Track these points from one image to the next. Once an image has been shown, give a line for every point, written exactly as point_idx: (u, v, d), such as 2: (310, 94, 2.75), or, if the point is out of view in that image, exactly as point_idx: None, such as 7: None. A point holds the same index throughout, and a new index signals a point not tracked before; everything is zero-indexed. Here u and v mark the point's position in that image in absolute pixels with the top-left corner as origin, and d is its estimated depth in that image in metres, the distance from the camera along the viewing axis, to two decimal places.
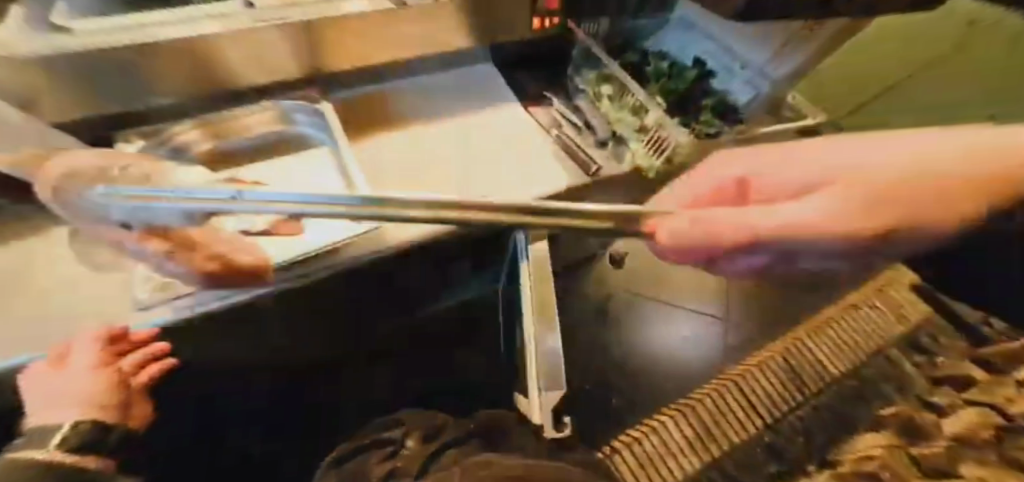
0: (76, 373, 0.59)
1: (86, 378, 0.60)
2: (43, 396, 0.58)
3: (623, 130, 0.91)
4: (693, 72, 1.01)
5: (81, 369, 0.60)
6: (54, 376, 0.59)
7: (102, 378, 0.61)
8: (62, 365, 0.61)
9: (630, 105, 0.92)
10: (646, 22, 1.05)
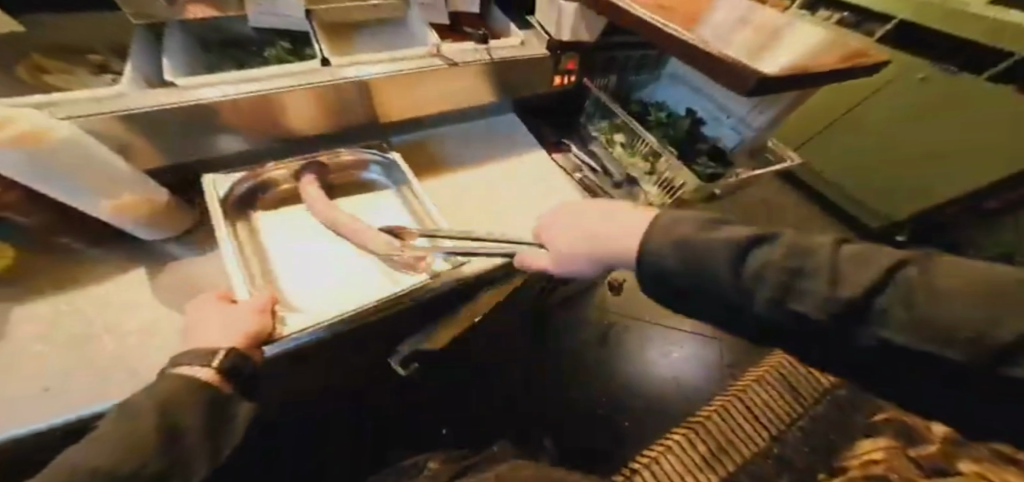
0: (231, 312, 0.51)
1: (245, 324, 0.50)
2: (218, 327, 0.50)
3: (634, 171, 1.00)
4: (687, 121, 1.09)
5: (241, 309, 0.52)
6: (228, 308, 0.53)
7: (263, 324, 0.52)
8: (224, 306, 0.53)
9: (642, 151, 1.00)
10: (642, 79, 1.17)
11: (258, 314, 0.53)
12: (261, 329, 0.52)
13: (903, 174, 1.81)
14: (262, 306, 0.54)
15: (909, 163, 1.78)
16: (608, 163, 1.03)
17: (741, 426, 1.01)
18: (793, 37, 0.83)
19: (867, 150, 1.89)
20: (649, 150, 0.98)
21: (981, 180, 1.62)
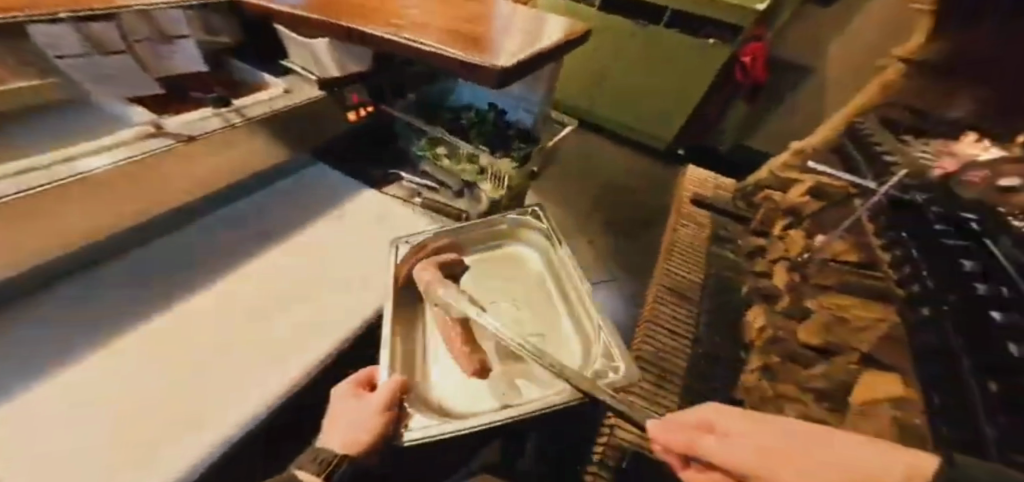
0: (360, 408, 0.52)
1: (371, 421, 0.51)
2: (351, 415, 0.51)
3: (467, 179, 1.00)
4: (491, 115, 1.13)
5: (367, 410, 0.51)
6: (361, 401, 0.53)
7: (388, 424, 0.52)
8: (365, 397, 0.53)
9: (464, 156, 1.02)
10: (437, 88, 1.20)
11: (385, 412, 0.52)
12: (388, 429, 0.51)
13: (644, 111, 2.32)
14: (392, 400, 0.52)
15: (641, 102, 2.30)
16: (441, 176, 1.03)
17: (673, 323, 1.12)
18: (543, 29, 0.99)
19: (598, 104, 2.42)
20: (468, 153, 1.01)
21: (675, 109, 2.24)
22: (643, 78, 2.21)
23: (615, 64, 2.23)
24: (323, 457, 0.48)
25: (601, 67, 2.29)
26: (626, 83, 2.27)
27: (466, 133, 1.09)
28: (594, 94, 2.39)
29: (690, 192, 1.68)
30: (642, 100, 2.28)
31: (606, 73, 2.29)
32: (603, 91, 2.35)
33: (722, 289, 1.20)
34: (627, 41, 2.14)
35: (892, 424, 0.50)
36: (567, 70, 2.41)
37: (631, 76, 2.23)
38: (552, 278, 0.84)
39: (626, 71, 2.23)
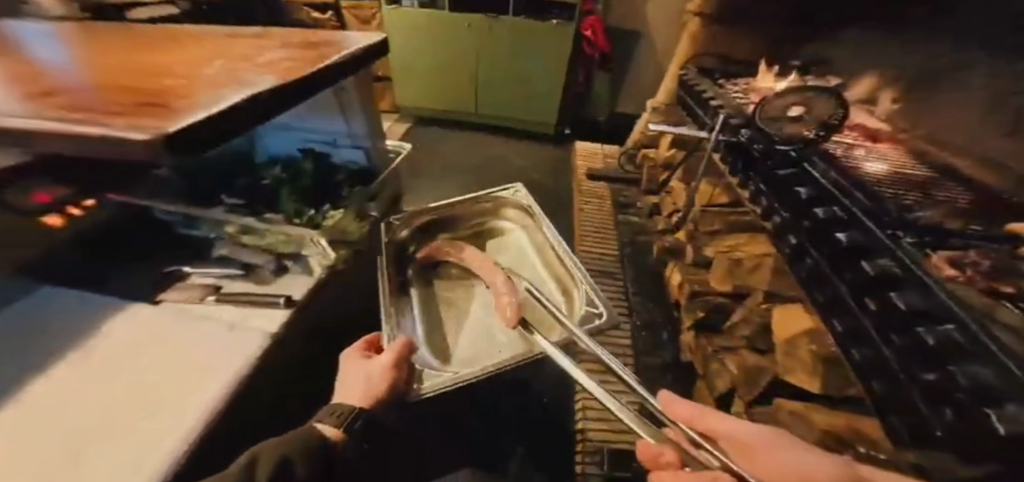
0: (371, 370, 0.61)
1: (382, 374, 0.61)
2: (364, 374, 0.61)
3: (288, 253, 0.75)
4: (308, 162, 0.98)
5: (376, 371, 0.61)
6: (370, 363, 0.62)
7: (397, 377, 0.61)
8: (374, 360, 0.62)
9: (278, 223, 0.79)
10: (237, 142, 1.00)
11: (396, 370, 0.61)
12: (399, 382, 0.61)
13: (507, 106, 2.30)
14: (399, 360, 0.62)
15: (502, 98, 2.29)
16: (249, 255, 0.74)
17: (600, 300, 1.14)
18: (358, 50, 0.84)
19: (456, 104, 2.37)
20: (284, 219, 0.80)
21: (530, 93, 2.25)
22: (499, 72, 2.23)
23: (466, 64, 2.24)
24: (344, 410, 0.57)
25: (455, 68, 2.27)
26: (477, 78, 2.27)
27: (276, 192, 0.89)
28: (451, 96, 2.33)
29: (584, 167, 1.73)
30: (497, 91, 2.28)
31: (461, 73, 2.27)
32: (457, 92, 2.32)
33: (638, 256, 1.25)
34: (474, 39, 2.16)
35: (816, 360, 0.56)
36: (417, 78, 2.33)
37: (478, 69, 2.24)
38: (535, 247, 0.97)
39: (473, 65, 2.24)
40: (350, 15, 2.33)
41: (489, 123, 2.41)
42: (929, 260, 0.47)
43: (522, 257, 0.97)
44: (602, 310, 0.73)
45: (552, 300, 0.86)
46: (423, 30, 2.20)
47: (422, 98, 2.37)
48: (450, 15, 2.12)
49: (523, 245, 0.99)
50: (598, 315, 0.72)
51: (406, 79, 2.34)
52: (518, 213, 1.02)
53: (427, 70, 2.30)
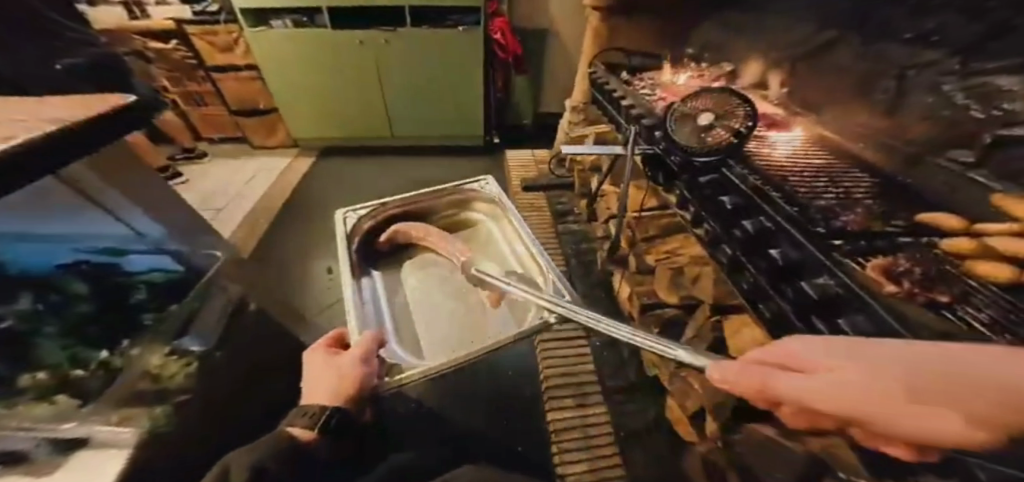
0: (341, 369, 0.72)
1: (349, 367, 0.72)
2: (339, 371, 0.72)
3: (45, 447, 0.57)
4: (78, 284, 0.75)
5: (349, 367, 0.72)
6: (342, 362, 0.73)
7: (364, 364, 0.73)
8: (346, 356, 0.74)
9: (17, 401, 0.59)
10: None
11: (369, 360, 0.74)
12: (370, 374, 0.73)
13: (419, 124, 2.17)
14: (371, 352, 0.75)
15: (414, 117, 2.14)
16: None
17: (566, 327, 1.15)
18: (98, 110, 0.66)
19: (358, 124, 2.18)
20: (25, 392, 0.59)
21: (438, 105, 2.09)
22: (404, 91, 2.05)
23: (365, 86, 2.03)
24: (313, 410, 0.65)
25: (353, 92, 2.06)
26: (374, 95, 2.07)
27: (29, 344, 0.63)
28: (356, 121, 2.16)
29: (518, 178, 1.67)
30: (400, 107, 2.10)
31: (361, 97, 2.07)
32: (356, 112, 2.12)
33: (585, 267, 1.23)
34: (370, 57, 1.93)
35: None
36: (311, 107, 2.12)
37: (372, 86, 2.03)
38: (500, 237, 1.14)
39: (365, 83, 2.03)
40: (203, 42, 2.00)
41: (404, 143, 2.29)
42: (865, 272, 0.48)
43: (492, 238, 1.14)
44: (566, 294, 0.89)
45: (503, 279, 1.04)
46: (297, 51, 1.92)
47: (325, 129, 2.21)
48: (336, 33, 1.86)
49: (493, 234, 1.15)
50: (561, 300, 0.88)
51: (299, 109, 2.13)
52: (490, 205, 1.20)
53: (322, 96, 2.08)
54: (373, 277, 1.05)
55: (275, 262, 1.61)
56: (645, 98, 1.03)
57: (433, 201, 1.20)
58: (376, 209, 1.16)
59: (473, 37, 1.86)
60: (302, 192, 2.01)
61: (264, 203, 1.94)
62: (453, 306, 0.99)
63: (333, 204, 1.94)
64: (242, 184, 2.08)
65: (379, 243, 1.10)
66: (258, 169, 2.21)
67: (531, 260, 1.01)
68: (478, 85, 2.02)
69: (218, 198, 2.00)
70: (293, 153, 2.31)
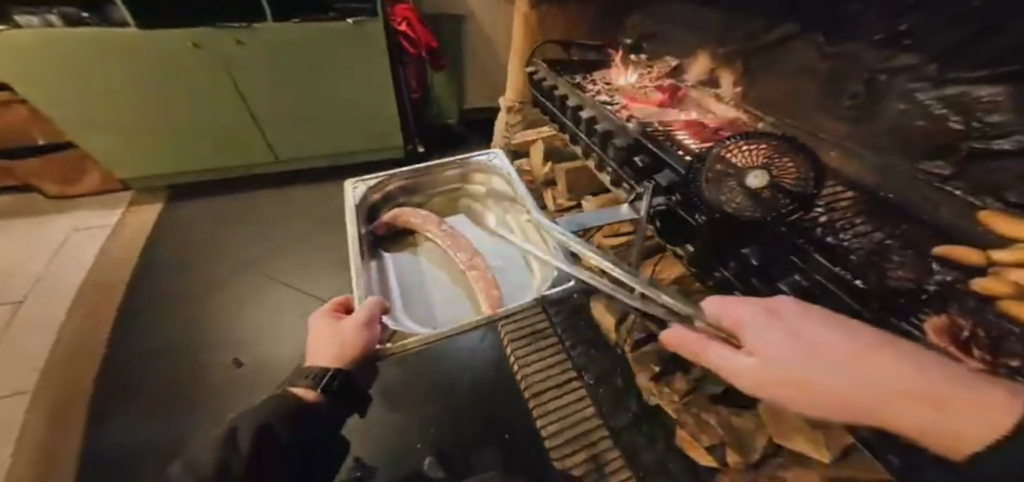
0: (340, 333, 0.68)
1: (349, 336, 0.67)
2: (337, 337, 0.67)
3: None
4: None
5: (347, 334, 0.67)
6: (342, 327, 0.69)
7: (364, 332, 0.68)
8: (347, 322, 0.69)
9: None
10: None
11: (369, 326, 0.69)
12: (371, 339, 0.68)
13: (308, 142, 1.71)
14: (373, 317, 0.70)
15: (302, 133, 1.67)
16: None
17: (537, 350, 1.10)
18: None
19: (204, 145, 1.66)
20: None
21: (306, 113, 1.60)
22: (279, 103, 1.56)
23: (209, 96, 1.51)
24: (316, 371, 0.64)
25: (204, 110, 1.54)
26: (209, 105, 1.53)
27: None
28: (218, 145, 1.66)
29: None
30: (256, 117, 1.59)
31: (217, 114, 1.56)
32: (192, 131, 1.60)
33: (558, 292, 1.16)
34: (218, 63, 1.42)
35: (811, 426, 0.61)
36: (145, 134, 1.58)
37: (201, 94, 1.49)
38: (514, 222, 1.06)
39: (191, 91, 1.49)
40: None
41: (295, 165, 1.83)
42: (927, 338, 0.43)
43: (491, 226, 1.08)
44: (567, 275, 0.83)
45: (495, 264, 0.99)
46: (71, 54, 1.35)
47: (175, 159, 1.70)
48: (155, 33, 1.34)
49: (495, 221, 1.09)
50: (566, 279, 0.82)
51: (129, 137, 1.59)
52: (499, 179, 1.12)
53: (159, 119, 1.55)
54: (381, 255, 1.02)
55: (144, 355, 1.27)
56: (608, 108, 0.88)
57: (436, 176, 1.17)
58: (380, 182, 1.10)
59: (366, 34, 1.41)
60: (150, 255, 1.61)
61: (95, 278, 1.52)
62: (450, 287, 0.95)
63: (209, 263, 1.57)
64: (56, 256, 1.63)
65: (378, 226, 1.04)
66: (78, 231, 1.74)
67: (527, 220, 1.01)
68: (384, 90, 1.57)
69: (26, 281, 1.52)
70: (126, 200, 1.86)
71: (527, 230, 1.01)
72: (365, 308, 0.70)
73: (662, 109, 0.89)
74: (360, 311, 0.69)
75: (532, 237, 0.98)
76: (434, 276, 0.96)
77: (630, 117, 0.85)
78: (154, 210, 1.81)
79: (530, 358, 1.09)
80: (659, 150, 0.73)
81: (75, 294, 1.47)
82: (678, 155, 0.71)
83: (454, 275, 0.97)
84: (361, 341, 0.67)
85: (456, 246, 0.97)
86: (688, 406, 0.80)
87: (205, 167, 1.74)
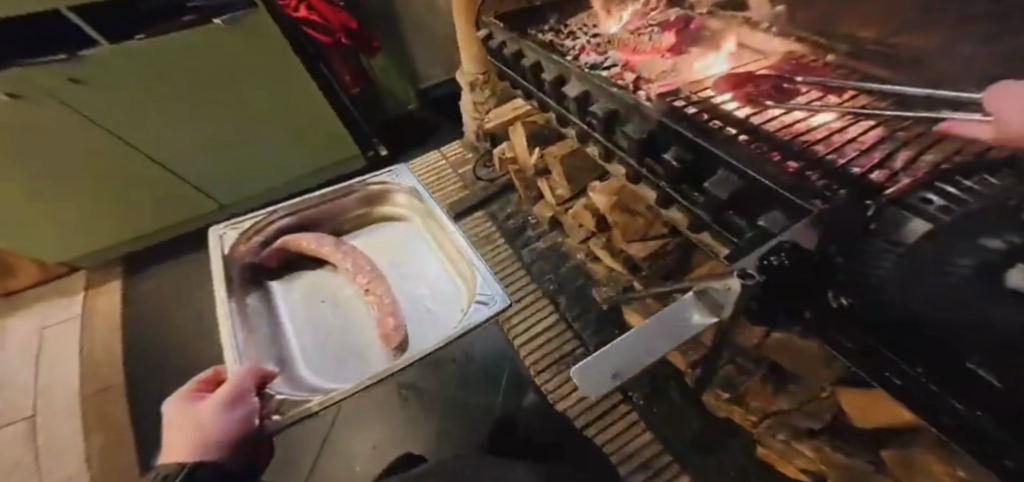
0: (199, 415, 0.49)
1: (219, 414, 0.49)
2: (191, 423, 0.49)
3: None
4: None
5: (208, 414, 0.49)
6: (200, 408, 0.50)
7: (244, 403, 0.52)
8: (209, 398, 0.51)
9: None
10: None
11: (242, 397, 0.52)
12: (248, 415, 0.51)
13: (241, 177, 1.40)
14: (248, 388, 0.54)
15: (227, 169, 1.36)
16: None
17: (564, 362, 0.95)
18: None
19: (106, 208, 1.31)
20: None
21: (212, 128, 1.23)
22: (180, 143, 1.24)
23: (70, 145, 1.12)
24: (165, 469, 0.44)
25: (90, 177, 1.21)
26: (78, 156, 1.15)
27: None
28: (141, 211, 1.36)
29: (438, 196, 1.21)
30: (146, 147, 1.20)
31: (98, 168, 1.19)
32: (78, 195, 1.24)
33: (578, 297, 0.97)
34: (68, 114, 1.06)
35: None
36: (41, 224, 1.28)
37: (56, 145, 1.11)
38: (424, 235, 0.93)
39: (45, 145, 1.10)
40: None
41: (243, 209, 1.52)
42: None
43: (397, 240, 0.94)
44: (493, 296, 0.72)
45: (401, 280, 0.88)
46: None
47: (87, 235, 1.37)
48: None
49: (404, 237, 0.94)
50: (488, 300, 0.72)
51: (27, 233, 1.29)
52: (401, 197, 0.95)
53: (47, 205, 1.24)
54: (262, 288, 0.85)
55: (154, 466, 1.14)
56: (600, 74, 0.60)
57: (329, 197, 0.93)
58: (257, 224, 0.86)
59: (247, 29, 1.08)
60: (137, 339, 1.42)
61: (92, 378, 1.35)
62: (349, 316, 0.84)
63: (205, 336, 1.40)
64: (40, 359, 1.45)
65: (266, 256, 0.85)
66: (53, 327, 1.54)
67: (447, 234, 0.87)
68: (305, 91, 1.25)
69: (20, 400, 1.36)
70: (84, 282, 1.63)
71: (445, 246, 0.88)
72: (247, 374, 0.55)
73: (675, 59, 0.61)
74: (243, 375, 0.55)
75: (453, 252, 0.85)
76: (338, 318, 0.84)
77: (637, 84, 0.57)
78: (120, 286, 1.60)
79: (563, 390, 0.92)
80: (705, 143, 0.45)
81: (82, 401, 1.32)
82: (743, 145, 0.43)
83: (355, 302, 0.86)
84: (238, 420, 0.50)
85: (355, 270, 0.84)
86: (772, 432, 0.63)
87: (123, 230, 1.40)
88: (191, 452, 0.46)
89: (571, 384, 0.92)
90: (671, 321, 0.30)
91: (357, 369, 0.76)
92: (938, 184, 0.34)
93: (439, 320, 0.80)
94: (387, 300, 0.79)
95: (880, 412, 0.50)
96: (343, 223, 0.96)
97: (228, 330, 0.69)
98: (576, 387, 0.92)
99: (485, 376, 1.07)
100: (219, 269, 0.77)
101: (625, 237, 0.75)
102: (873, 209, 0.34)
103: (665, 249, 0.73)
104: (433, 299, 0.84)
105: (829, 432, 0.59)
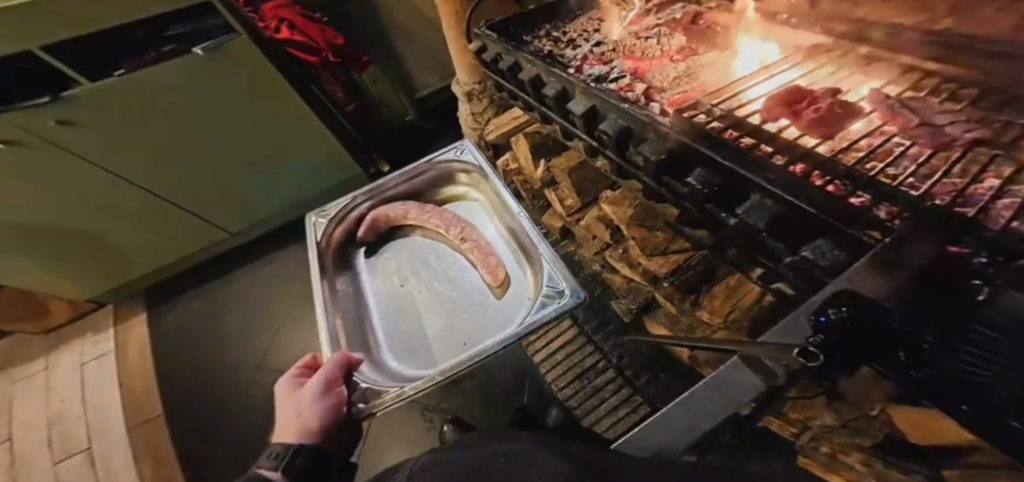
0: (301, 401, 0.53)
1: (318, 403, 0.53)
2: (296, 409, 0.53)
3: None
4: None
5: (307, 401, 0.53)
6: (301, 394, 0.54)
7: (337, 392, 0.55)
8: (307, 385, 0.55)
9: None
10: None
11: (333, 386, 0.56)
12: (341, 403, 0.54)
13: (245, 199, 1.37)
14: (338, 376, 0.57)
15: (234, 195, 1.34)
16: None
17: (584, 373, 0.93)
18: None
19: (111, 244, 1.29)
20: None
21: (203, 155, 1.19)
22: (179, 174, 1.20)
23: (62, 184, 1.08)
24: (278, 447, 0.47)
25: (96, 216, 1.19)
26: (67, 195, 1.11)
27: None
28: (153, 243, 1.35)
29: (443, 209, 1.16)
30: (137, 178, 1.15)
31: (95, 204, 1.16)
32: (79, 233, 1.21)
33: (594, 310, 0.95)
34: (56, 154, 1.02)
35: None
36: (53, 268, 1.27)
37: (47, 185, 1.07)
38: (491, 208, 0.87)
39: (36, 188, 1.06)
40: None
41: (253, 234, 1.53)
42: None
43: (471, 213, 0.88)
44: (561, 289, 0.67)
45: (493, 236, 0.84)
46: None
47: (95, 273, 1.36)
48: None
49: (477, 209, 0.88)
50: (559, 293, 0.66)
51: (44, 275, 1.28)
52: (467, 174, 0.90)
53: (52, 248, 1.21)
54: (351, 272, 0.84)
55: None
56: (606, 88, 0.56)
57: (410, 171, 0.90)
58: (342, 212, 0.86)
59: (231, 55, 1.02)
60: (169, 370, 1.34)
61: (134, 411, 1.27)
62: (446, 276, 0.81)
63: (239, 355, 1.33)
64: (81, 391, 1.35)
65: (361, 235, 0.84)
66: (90, 363, 1.41)
67: (514, 218, 0.80)
68: (297, 110, 1.20)
69: (67, 437, 1.27)
70: (110, 317, 1.50)
71: (511, 233, 0.81)
72: (340, 359, 0.59)
73: (686, 63, 0.60)
74: (334, 360, 0.58)
75: (521, 238, 0.79)
76: (430, 275, 0.82)
77: (647, 95, 0.54)
78: (147, 319, 1.47)
79: (588, 406, 0.90)
80: (736, 168, 0.41)
81: (127, 435, 1.23)
82: (779, 166, 0.39)
83: (451, 258, 0.83)
84: (334, 405, 0.54)
85: (445, 226, 0.81)
86: (815, 444, 0.57)
87: (126, 266, 1.39)
88: (300, 433, 0.49)
89: (585, 399, 0.91)
90: (723, 391, 0.28)
91: (461, 324, 0.75)
92: (996, 194, 0.32)
93: (530, 284, 0.74)
94: (483, 245, 0.78)
95: (937, 429, 0.37)
96: (427, 197, 0.92)
97: (325, 316, 0.72)
98: (595, 398, 0.90)
99: (506, 389, 1.06)
100: (314, 263, 0.78)
101: (644, 253, 0.73)
102: (986, 292, 0.27)
103: (688, 263, 0.70)
104: (516, 269, 0.78)
105: (881, 448, 0.49)
